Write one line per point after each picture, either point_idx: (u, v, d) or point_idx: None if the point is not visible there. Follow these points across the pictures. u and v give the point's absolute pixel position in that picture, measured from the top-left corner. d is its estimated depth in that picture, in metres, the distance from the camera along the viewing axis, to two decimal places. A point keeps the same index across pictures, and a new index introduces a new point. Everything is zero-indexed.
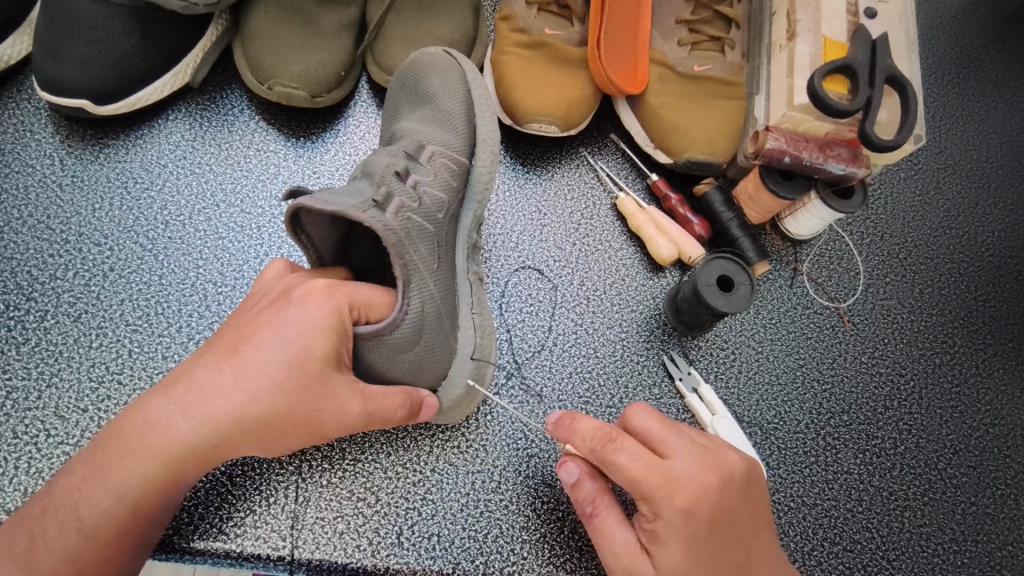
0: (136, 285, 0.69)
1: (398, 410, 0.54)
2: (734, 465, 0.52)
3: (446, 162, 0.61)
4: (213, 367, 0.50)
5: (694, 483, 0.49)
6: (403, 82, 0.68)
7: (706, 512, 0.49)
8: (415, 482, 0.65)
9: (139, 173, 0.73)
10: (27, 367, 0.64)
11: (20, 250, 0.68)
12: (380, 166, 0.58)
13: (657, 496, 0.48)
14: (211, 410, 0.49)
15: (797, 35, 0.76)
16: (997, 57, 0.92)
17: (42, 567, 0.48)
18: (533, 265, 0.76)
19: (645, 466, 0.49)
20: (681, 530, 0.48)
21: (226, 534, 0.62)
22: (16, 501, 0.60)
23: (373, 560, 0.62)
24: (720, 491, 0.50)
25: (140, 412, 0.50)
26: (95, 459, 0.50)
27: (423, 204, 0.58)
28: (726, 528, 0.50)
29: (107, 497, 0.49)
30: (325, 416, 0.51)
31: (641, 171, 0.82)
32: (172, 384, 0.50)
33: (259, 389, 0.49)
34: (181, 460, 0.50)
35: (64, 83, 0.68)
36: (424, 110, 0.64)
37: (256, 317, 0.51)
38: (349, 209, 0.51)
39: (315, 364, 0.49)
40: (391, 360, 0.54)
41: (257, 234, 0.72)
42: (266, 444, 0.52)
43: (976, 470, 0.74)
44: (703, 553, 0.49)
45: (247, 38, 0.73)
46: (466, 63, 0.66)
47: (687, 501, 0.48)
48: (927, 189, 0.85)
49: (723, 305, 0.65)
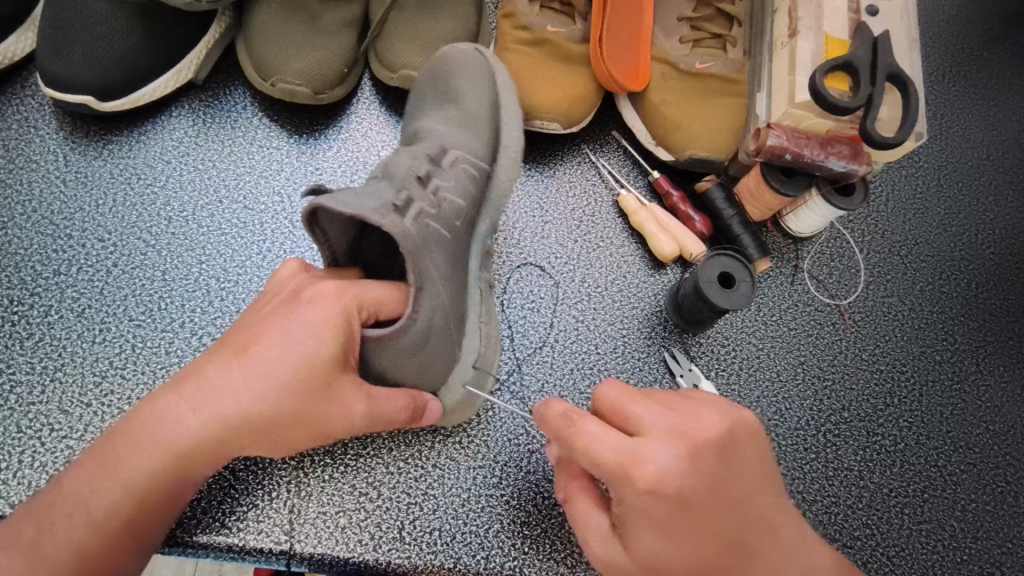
0: (139, 280, 0.69)
1: (402, 412, 0.55)
2: (710, 431, 0.49)
3: (467, 167, 0.61)
4: (223, 364, 0.50)
5: (659, 459, 0.46)
6: (431, 78, 0.68)
7: (676, 490, 0.46)
8: (417, 477, 0.66)
9: (142, 169, 0.73)
10: (30, 362, 0.64)
11: (24, 245, 0.68)
12: (403, 169, 0.58)
13: (619, 477, 0.47)
14: (220, 406, 0.49)
15: (799, 32, 0.76)
16: (998, 55, 0.92)
17: (47, 562, 0.48)
18: (535, 261, 0.77)
19: (606, 445, 0.47)
20: (649, 508, 0.47)
21: (230, 528, 0.62)
22: (21, 494, 0.60)
23: (375, 554, 0.63)
24: (692, 466, 0.47)
25: (150, 407, 0.51)
26: (103, 452, 0.50)
27: (442, 210, 0.58)
28: (705, 503, 0.47)
29: (115, 490, 0.49)
30: (328, 416, 0.51)
31: (644, 168, 0.82)
32: (182, 381, 0.51)
33: (268, 386, 0.49)
34: (188, 456, 0.50)
35: (68, 79, 0.68)
36: (448, 110, 0.64)
37: (267, 317, 0.51)
38: (371, 215, 0.51)
39: (320, 366, 0.49)
40: (394, 363, 0.55)
41: (259, 230, 0.72)
42: (274, 445, 0.52)
43: (976, 467, 0.75)
44: (677, 531, 0.47)
45: (250, 35, 0.74)
46: (499, 67, 0.66)
47: (649, 479, 0.46)
48: (928, 187, 0.85)
49: (725, 302, 0.66)
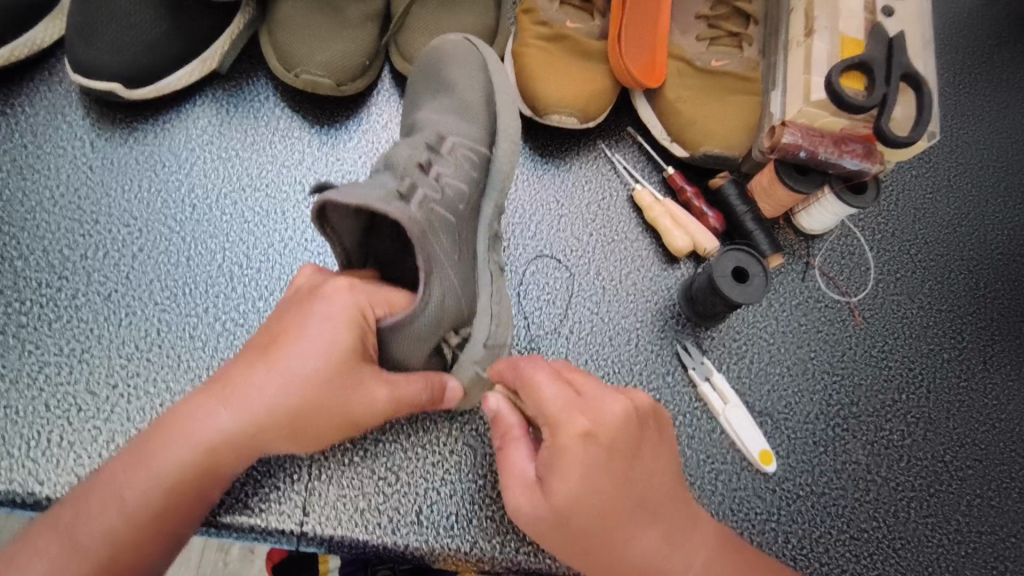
0: (164, 266, 0.70)
1: (420, 393, 0.56)
2: (639, 402, 0.52)
3: (467, 152, 0.62)
4: (251, 364, 0.51)
5: (600, 411, 0.49)
6: (425, 67, 0.68)
7: (608, 439, 0.48)
8: (434, 462, 0.67)
9: (168, 156, 0.74)
10: (58, 343, 0.66)
11: (51, 229, 0.70)
12: (404, 158, 0.58)
13: (560, 420, 0.48)
14: (252, 404, 0.50)
15: (814, 32, 0.77)
16: (1009, 58, 0.93)
17: (80, 547, 0.48)
18: (551, 254, 0.78)
19: (555, 391, 0.49)
20: (582, 451, 0.47)
21: (252, 509, 0.63)
22: (49, 473, 0.61)
23: (393, 537, 0.64)
24: (626, 425, 0.49)
25: (182, 407, 0.52)
26: (135, 450, 0.51)
27: (445, 195, 0.59)
28: (627, 458, 0.49)
29: (147, 483, 0.50)
30: (353, 405, 0.52)
31: (658, 163, 0.83)
32: (212, 383, 0.52)
33: (293, 378, 0.50)
34: (217, 452, 0.51)
35: (98, 68, 0.69)
36: (445, 98, 0.65)
37: (289, 317, 0.53)
38: (376, 203, 0.53)
39: (341, 356, 0.51)
40: (400, 348, 0.56)
41: (281, 218, 0.74)
42: (302, 442, 0.53)
43: (982, 464, 0.76)
44: (598, 478, 0.47)
45: (274, 27, 0.74)
46: (486, 51, 0.66)
47: (588, 426, 0.48)
48: (939, 187, 0.86)
49: (738, 295, 0.67)
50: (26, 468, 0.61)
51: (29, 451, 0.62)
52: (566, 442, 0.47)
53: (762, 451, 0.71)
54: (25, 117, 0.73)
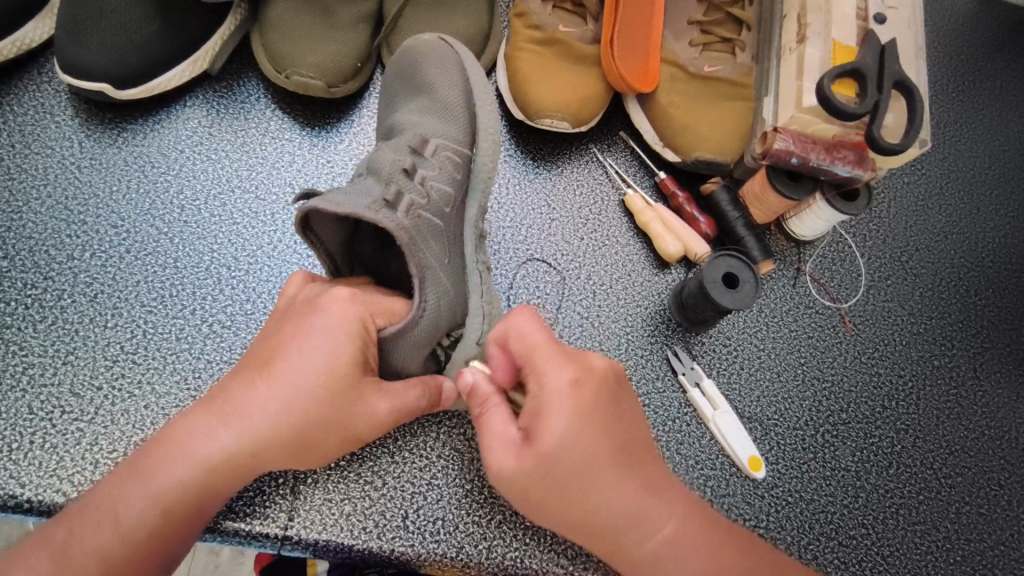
0: (151, 267, 0.70)
1: (421, 399, 0.56)
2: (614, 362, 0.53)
3: (449, 154, 0.62)
4: (252, 380, 0.50)
5: (585, 360, 0.51)
6: (402, 68, 0.68)
7: (593, 386, 0.49)
8: (422, 467, 0.67)
9: (157, 157, 0.74)
10: (43, 345, 0.65)
11: (38, 229, 0.69)
12: (387, 163, 0.59)
13: (545, 367, 0.49)
14: (253, 422, 0.50)
15: (807, 38, 0.76)
16: (1002, 65, 0.93)
17: (73, 564, 0.47)
18: (541, 257, 0.78)
19: (542, 338, 0.50)
20: (569, 396, 0.48)
21: (237, 514, 0.62)
22: (32, 475, 0.61)
23: (379, 542, 0.64)
24: (606, 376, 0.51)
25: (182, 424, 0.51)
26: (131, 468, 0.50)
27: (432, 199, 0.59)
28: (611, 409, 0.50)
29: (144, 500, 0.49)
30: (356, 418, 0.52)
31: (650, 169, 0.83)
32: (211, 401, 0.51)
33: (297, 395, 0.49)
34: (219, 470, 0.51)
35: (85, 67, 0.69)
36: (423, 99, 0.64)
37: (288, 329, 0.52)
38: (363, 211, 0.53)
39: (343, 371, 0.50)
40: (386, 353, 0.55)
41: (270, 220, 0.73)
42: (302, 457, 0.53)
43: (971, 471, 0.76)
44: (585, 422, 0.48)
45: (267, 28, 0.74)
46: (463, 50, 0.66)
47: (573, 373, 0.49)
48: (930, 194, 0.86)
49: (729, 302, 0.67)
50: (8, 470, 0.60)
51: (12, 453, 0.61)
52: (548, 392, 0.48)
53: (751, 457, 0.71)
54: (13, 117, 0.72)
